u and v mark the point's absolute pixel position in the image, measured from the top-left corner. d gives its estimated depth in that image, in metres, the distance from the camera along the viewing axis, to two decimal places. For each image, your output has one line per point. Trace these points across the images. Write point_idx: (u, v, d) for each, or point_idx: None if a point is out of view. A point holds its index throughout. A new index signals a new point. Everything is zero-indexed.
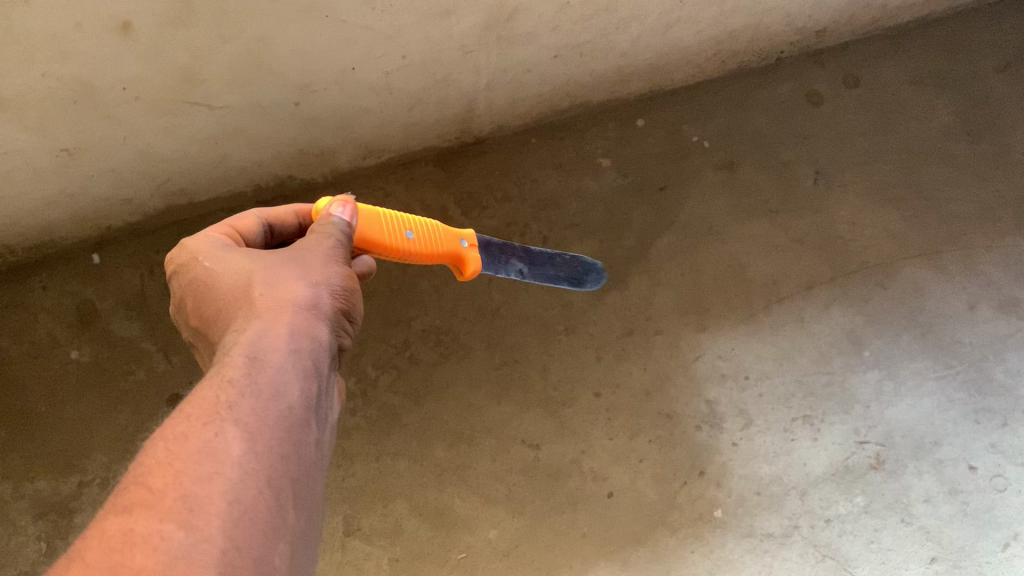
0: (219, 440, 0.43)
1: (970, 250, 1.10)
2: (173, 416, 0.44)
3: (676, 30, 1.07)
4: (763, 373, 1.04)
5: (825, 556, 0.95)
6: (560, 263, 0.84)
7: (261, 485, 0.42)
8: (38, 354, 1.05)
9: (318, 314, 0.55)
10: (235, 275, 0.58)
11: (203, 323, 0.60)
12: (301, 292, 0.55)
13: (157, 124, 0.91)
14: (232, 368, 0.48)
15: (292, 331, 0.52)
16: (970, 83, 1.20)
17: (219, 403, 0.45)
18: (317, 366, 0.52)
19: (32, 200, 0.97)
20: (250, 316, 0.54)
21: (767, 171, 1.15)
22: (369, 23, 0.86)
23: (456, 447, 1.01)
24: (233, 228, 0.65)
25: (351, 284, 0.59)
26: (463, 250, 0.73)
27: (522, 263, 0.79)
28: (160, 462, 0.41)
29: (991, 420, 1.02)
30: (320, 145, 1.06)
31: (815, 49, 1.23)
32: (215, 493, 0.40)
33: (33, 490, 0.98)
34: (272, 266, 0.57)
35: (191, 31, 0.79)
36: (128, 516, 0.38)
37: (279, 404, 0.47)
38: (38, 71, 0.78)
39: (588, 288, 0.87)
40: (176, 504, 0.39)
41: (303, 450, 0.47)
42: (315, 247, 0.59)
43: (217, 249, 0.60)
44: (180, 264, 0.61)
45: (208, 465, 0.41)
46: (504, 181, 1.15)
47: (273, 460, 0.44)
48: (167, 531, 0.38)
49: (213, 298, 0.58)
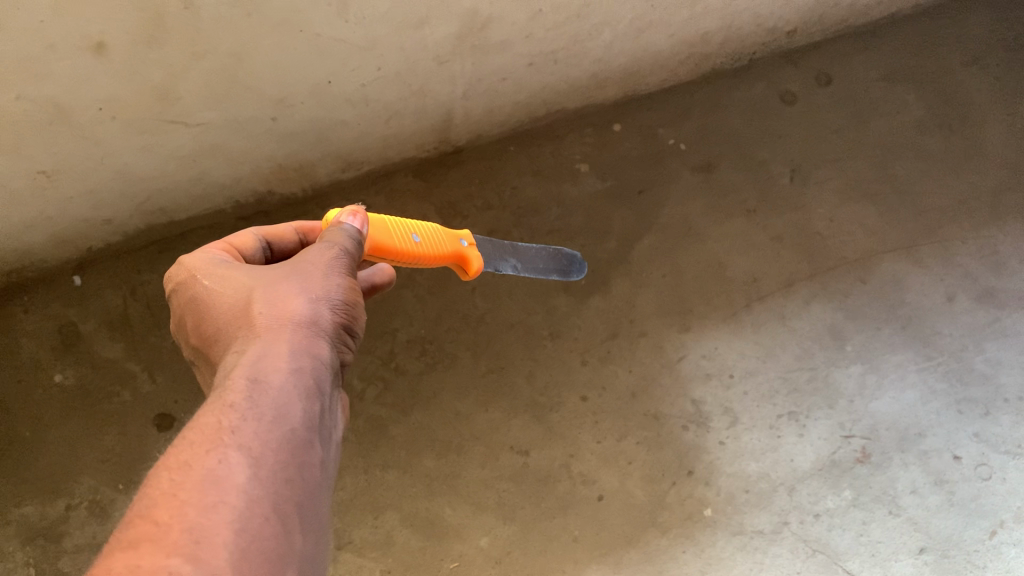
0: (222, 467, 0.42)
1: (946, 242, 1.11)
2: (175, 443, 0.44)
3: (649, 34, 1.08)
4: (747, 371, 1.05)
5: (816, 551, 0.96)
6: (549, 255, 0.86)
7: (266, 512, 0.42)
8: (21, 378, 1.04)
9: (319, 331, 0.55)
10: (234, 294, 0.58)
11: (203, 343, 0.60)
12: (301, 308, 0.55)
13: (135, 143, 0.91)
14: (233, 391, 0.48)
15: (292, 350, 0.52)
16: (940, 77, 1.21)
17: (222, 428, 0.45)
18: (319, 385, 0.52)
19: (10, 224, 0.97)
20: (251, 336, 0.54)
21: (744, 171, 1.16)
22: (342, 35, 0.86)
23: (445, 456, 1.01)
24: (230, 245, 0.65)
25: (352, 297, 0.59)
26: (464, 250, 0.74)
27: (514, 259, 0.81)
28: (164, 493, 0.40)
29: (974, 409, 1.03)
30: (298, 159, 1.06)
31: (787, 48, 1.24)
32: (221, 523, 0.40)
33: (20, 515, 0.98)
34: (271, 284, 0.57)
35: (164, 49, 0.79)
36: (134, 551, 0.37)
37: (282, 426, 0.47)
38: (13, 93, 0.78)
39: (574, 278, 0.89)
40: (181, 537, 0.38)
41: (308, 473, 0.47)
42: (318, 258, 0.59)
43: (214, 267, 0.60)
44: (178, 283, 0.61)
45: (212, 494, 0.41)
46: (484, 189, 1.16)
47: (277, 485, 0.44)
48: (174, 566, 0.36)
49: (211, 318, 0.58)
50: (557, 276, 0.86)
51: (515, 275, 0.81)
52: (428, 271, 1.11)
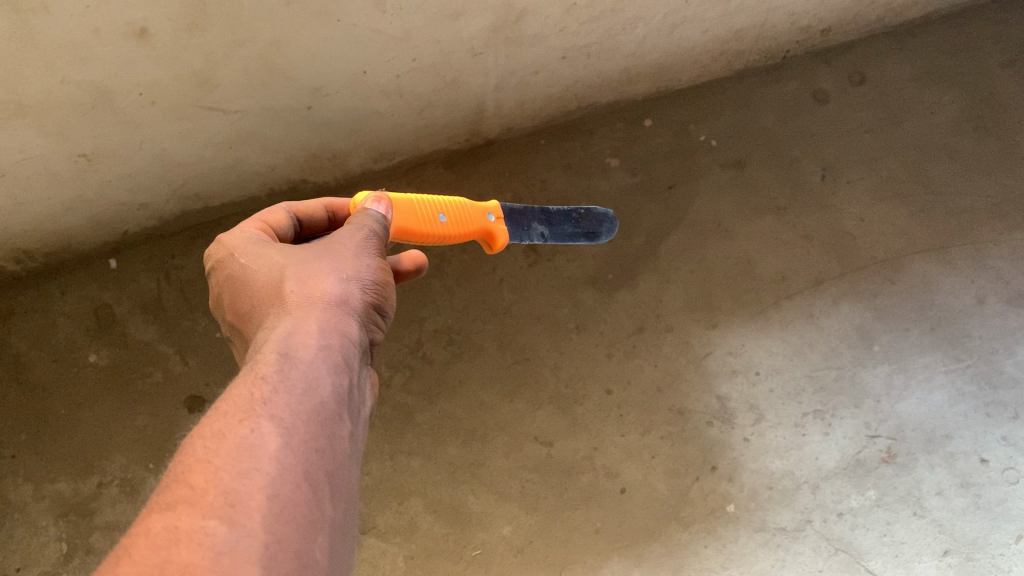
0: (255, 436, 0.43)
1: (979, 244, 1.10)
2: (209, 414, 0.45)
3: (682, 29, 1.08)
4: (774, 368, 1.05)
5: (838, 549, 0.95)
6: (578, 219, 0.86)
7: (298, 479, 0.42)
8: (57, 358, 1.06)
9: (348, 310, 0.57)
10: (268, 272, 0.59)
11: (240, 320, 0.61)
12: (331, 287, 0.57)
13: (174, 129, 0.93)
14: (263, 364, 0.48)
15: (322, 327, 0.53)
16: (976, 78, 1.20)
17: (254, 399, 0.45)
18: (348, 361, 0.53)
19: (51, 206, 0.99)
20: (282, 313, 0.55)
21: (775, 169, 1.16)
22: (379, 26, 0.88)
23: (470, 445, 1.02)
24: (266, 223, 0.66)
25: (382, 277, 0.60)
26: (492, 224, 0.75)
27: (542, 226, 0.82)
28: (199, 460, 0.41)
29: (1002, 412, 1.02)
30: (332, 149, 1.08)
31: (820, 47, 1.24)
32: (255, 488, 0.40)
33: (54, 491, 1.00)
34: (304, 263, 0.58)
35: (206, 36, 0.81)
36: (172, 513, 0.38)
37: (312, 399, 0.47)
38: (59, 77, 0.79)
39: (602, 239, 0.89)
40: (217, 500, 0.39)
41: (337, 444, 0.47)
42: (348, 239, 0.60)
43: (251, 246, 0.61)
44: (217, 261, 0.63)
45: (247, 461, 0.41)
46: (514, 182, 1.16)
47: (309, 455, 0.44)
48: (211, 527, 0.37)
49: (248, 295, 0.59)
50: (585, 239, 0.87)
51: (542, 243, 0.82)
52: (457, 261, 1.12)
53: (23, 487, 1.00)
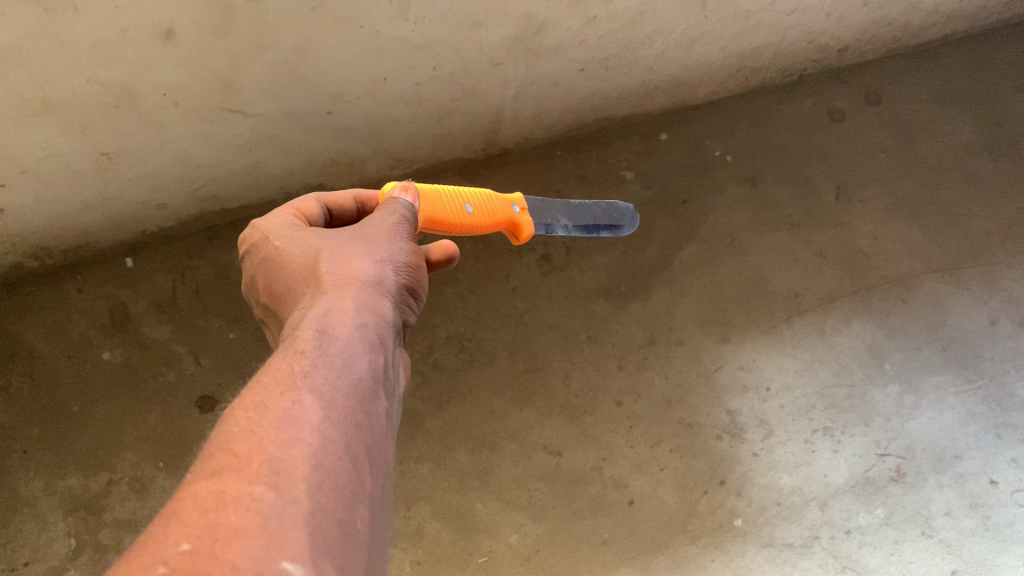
0: (297, 408, 0.43)
1: (991, 266, 1.10)
2: (249, 387, 0.45)
3: (700, 45, 1.09)
4: (784, 383, 1.05)
5: (845, 567, 0.95)
6: (603, 210, 0.86)
7: (339, 450, 0.42)
8: (71, 355, 1.06)
9: (383, 291, 0.57)
10: (303, 255, 0.59)
11: (273, 301, 0.61)
12: (366, 269, 0.57)
13: (195, 131, 0.94)
14: (302, 341, 0.49)
15: (358, 306, 0.54)
16: (991, 101, 1.21)
17: (294, 373, 0.45)
18: (383, 340, 0.53)
19: (71, 203, 0.99)
20: (318, 294, 0.55)
21: (789, 186, 1.17)
22: (402, 34, 0.88)
23: (479, 452, 1.02)
24: (298, 210, 0.67)
25: (413, 261, 0.61)
26: (516, 215, 0.75)
27: (564, 217, 0.81)
28: (242, 430, 0.41)
29: (1013, 434, 1.02)
30: (350, 155, 1.09)
31: (837, 66, 1.24)
32: (299, 457, 0.40)
33: (64, 487, 1.00)
34: (339, 246, 0.59)
35: (230, 39, 0.82)
36: (218, 479, 0.38)
37: (350, 374, 0.47)
38: (84, 75, 0.80)
39: (625, 232, 0.88)
40: (263, 467, 0.39)
41: (375, 419, 0.47)
42: (380, 225, 0.61)
43: (286, 230, 0.62)
44: (252, 246, 0.63)
45: (290, 431, 0.41)
46: (529, 191, 1.17)
47: (349, 428, 0.44)
48: (257, 493, 0.37)
49: (283, 277, 0.60)
50: (607, 232, 0.86)
51: (564, 234, 0.82)
52: (471, 269, 1.12)
53: (33, 482, 1.00)
